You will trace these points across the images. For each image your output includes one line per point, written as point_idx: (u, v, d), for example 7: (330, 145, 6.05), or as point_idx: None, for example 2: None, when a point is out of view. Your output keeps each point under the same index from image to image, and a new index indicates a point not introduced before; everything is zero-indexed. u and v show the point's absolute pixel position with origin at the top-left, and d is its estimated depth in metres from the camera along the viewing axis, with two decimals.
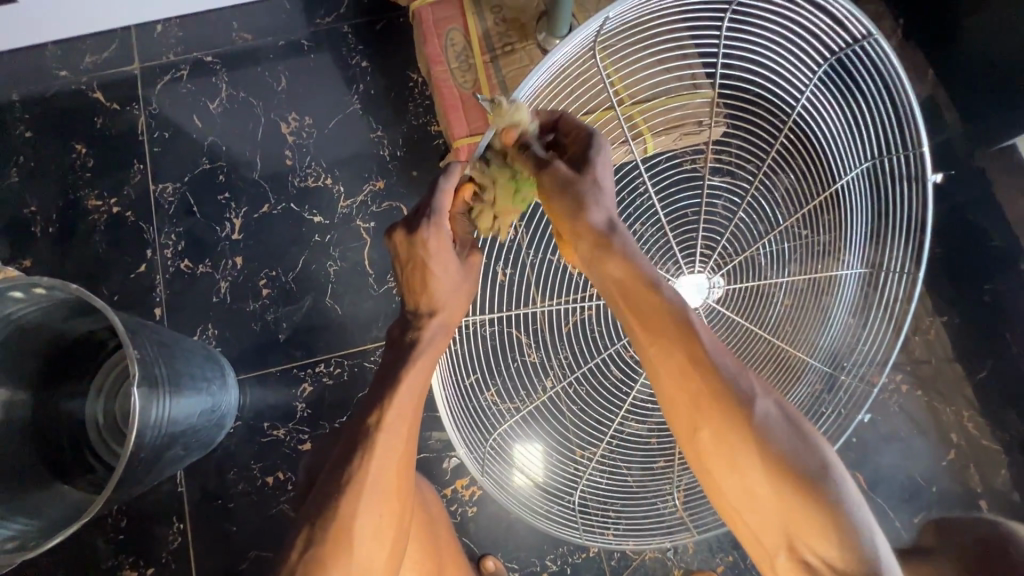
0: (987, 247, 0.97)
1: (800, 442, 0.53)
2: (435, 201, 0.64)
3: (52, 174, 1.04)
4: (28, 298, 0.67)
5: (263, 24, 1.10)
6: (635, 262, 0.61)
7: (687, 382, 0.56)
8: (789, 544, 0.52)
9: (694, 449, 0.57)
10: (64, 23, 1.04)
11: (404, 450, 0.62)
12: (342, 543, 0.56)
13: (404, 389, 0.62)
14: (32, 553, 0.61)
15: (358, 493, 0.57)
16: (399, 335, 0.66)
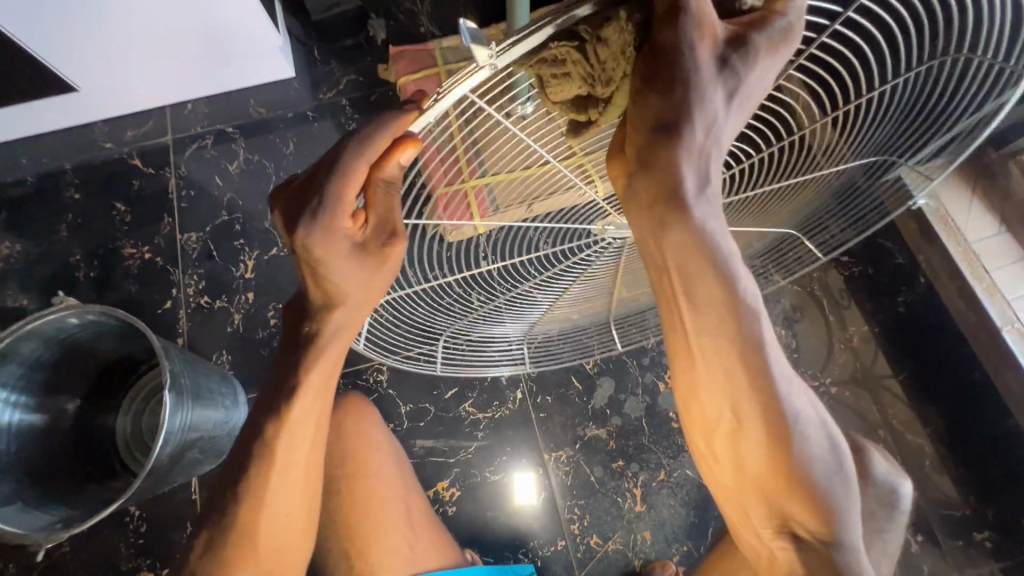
0: (893, 264, 1.13)
1: (818, 445, 0.60)
2: (327, 187, 0.50)
3: (96, 228, 1.23)
4: (82, 323, 0.85)
5: (275, 100, 1.31)
6: (705, 240, 0.53)
7: (733, 393, 0.58)
8: (779, 519, 0.62)
9: (714, 432, 0.62)
10: (112, 105, 1.26)
11: (312, 445, 0.66)
12: (247, 545, 0.63)
13: (311, 385, 0.62)
14: (58, 534, 0.75)
15: (262, 503, 0.63)
16: (298, 326, 0.61)
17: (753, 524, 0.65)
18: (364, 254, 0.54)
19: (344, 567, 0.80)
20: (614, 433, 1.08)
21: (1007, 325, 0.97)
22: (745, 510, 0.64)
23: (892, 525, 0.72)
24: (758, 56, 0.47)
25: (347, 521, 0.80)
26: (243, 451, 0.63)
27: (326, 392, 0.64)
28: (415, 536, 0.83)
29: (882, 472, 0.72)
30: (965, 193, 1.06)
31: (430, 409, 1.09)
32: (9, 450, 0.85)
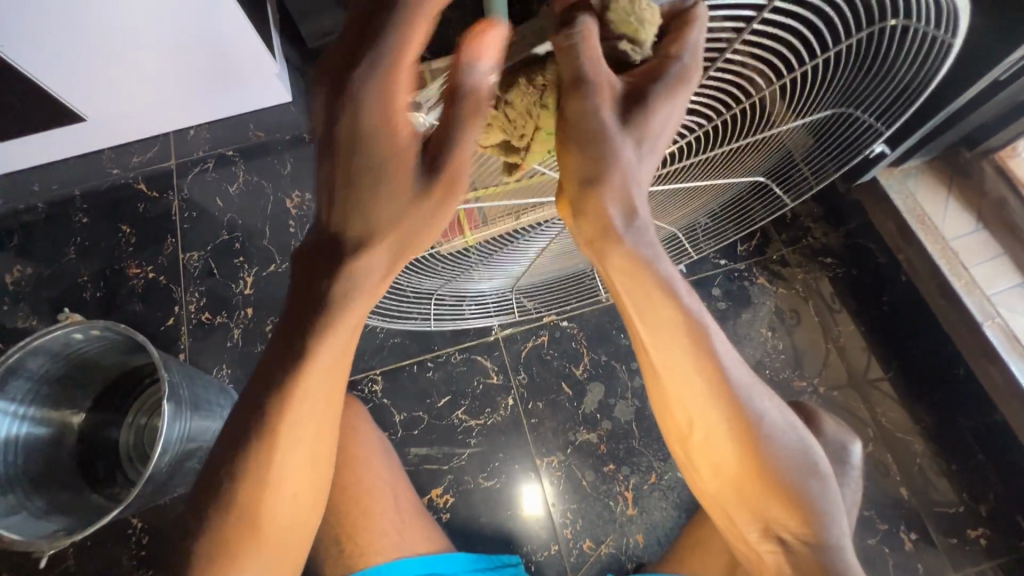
0: (875, 263, 1.16)
1: (788, 446, 0.61)
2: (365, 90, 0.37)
3: (103, 249, 1.29)
4: (87, 339, 0.89)
5: (273, 123, 1.37)
6: (644, 261, 0.58)
7: (695, 399, 0.61)
8: (761, 520, 0.62)
9: (686, 441, 0.64)
10: (118, 133, 1.32)
11: (321, 413, 0.60)
12: (256, 512, 0.61)
13: (326, 342, 0.56)
14: (57, 542, 0.77)
15: (272, 466, 0.59)
16: (314, 275, 0.53)
17: (740, 529, 0.65)
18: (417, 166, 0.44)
19: (336, 551, 0.82)
20: (605, 436, 1.10)
21: (987, 320, 0.99)
22: (729, 515, 0.65)
23: (844, 479, 0.75)
24: (658, 105, 0.49)
25: (339, 505, 0.83)
26: (250, 412, 0.58)
27: (344, 352, 0.58)
28: (404, 521, 0.86)
29: (830, 430, 0.76)
30: (941, 193, 1.08)
31: (424, 417, 1.12)
32: (18, 462, 0.88)
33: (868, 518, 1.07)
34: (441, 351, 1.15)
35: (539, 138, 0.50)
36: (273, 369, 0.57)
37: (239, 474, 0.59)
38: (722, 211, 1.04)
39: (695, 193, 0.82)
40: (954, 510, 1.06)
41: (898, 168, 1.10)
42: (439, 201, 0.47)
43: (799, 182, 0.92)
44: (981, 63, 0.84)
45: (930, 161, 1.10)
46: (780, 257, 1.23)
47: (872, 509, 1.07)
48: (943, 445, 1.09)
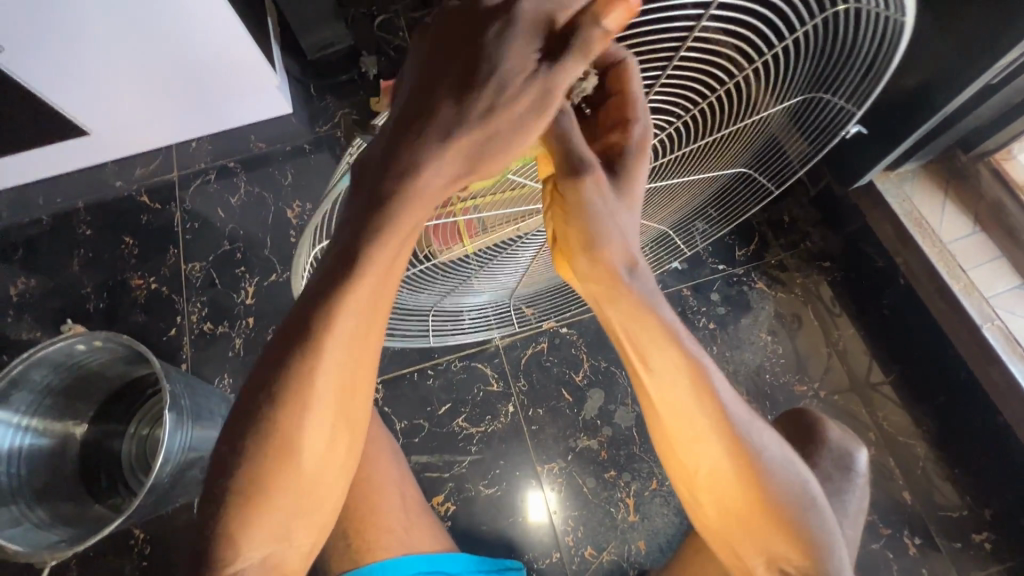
0: (873, 266, 1.16)
1: (794, 483, 0.59)
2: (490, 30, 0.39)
3: (106, 261, 1.30)
4: (90, 350, 0.90)
5: (273, 134, 1.39)
6: (647, 310, 0.55)
7: (698, 443, 0.57)
8: (766, 555, 0.61)
9: (690, 484, 0.61)
10: (121, 146, 1.33)
11: (361, 357, 0.50)
12: (290, 452, 0.49)
13: (376, 264, 0.47)
14: (58, 553, 0.78)
15: (303, 413, 0.49)
16: (381, 163, 0.44)
17: (747, 565, 0.63)
18: (512, 70, 0.40)
19: (343, 545, 0.80)
20: (606, 443, 1.10)
21: (987, 323, 0.99)
22: (737, 553, 0.63)
23: (851, 486, 0.79)
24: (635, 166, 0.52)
25: (347, 502, 0.81)
26: (282, 340, 0.48)
27: (392, 283, 0.49)
28: (410, 517, 0.85)
29: (835, 437, 0.81)
30: (938, 197, 1.09)
31: (425, 424, 1.12)
32: (20, 473, 0.89)
33: (871, 522, 1.06)
34: (441, 359, 1.15)
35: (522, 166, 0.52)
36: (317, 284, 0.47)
37: (264, 421, 0.48)
38: (716, 207, 1.04)
39: (677, 193, 0.83)
40: (957, 515, 1.05)
41: (894, 171, 1.11)
42: (532, 106, 0.40)
43: (779, 168, 0.92)
44: (971, 67, 0.85)
45: (926, 165, 1.11)
46: (778, 262, 1.23)
47: (875, 513, 1.07)
48: (945, 448, 1.08)
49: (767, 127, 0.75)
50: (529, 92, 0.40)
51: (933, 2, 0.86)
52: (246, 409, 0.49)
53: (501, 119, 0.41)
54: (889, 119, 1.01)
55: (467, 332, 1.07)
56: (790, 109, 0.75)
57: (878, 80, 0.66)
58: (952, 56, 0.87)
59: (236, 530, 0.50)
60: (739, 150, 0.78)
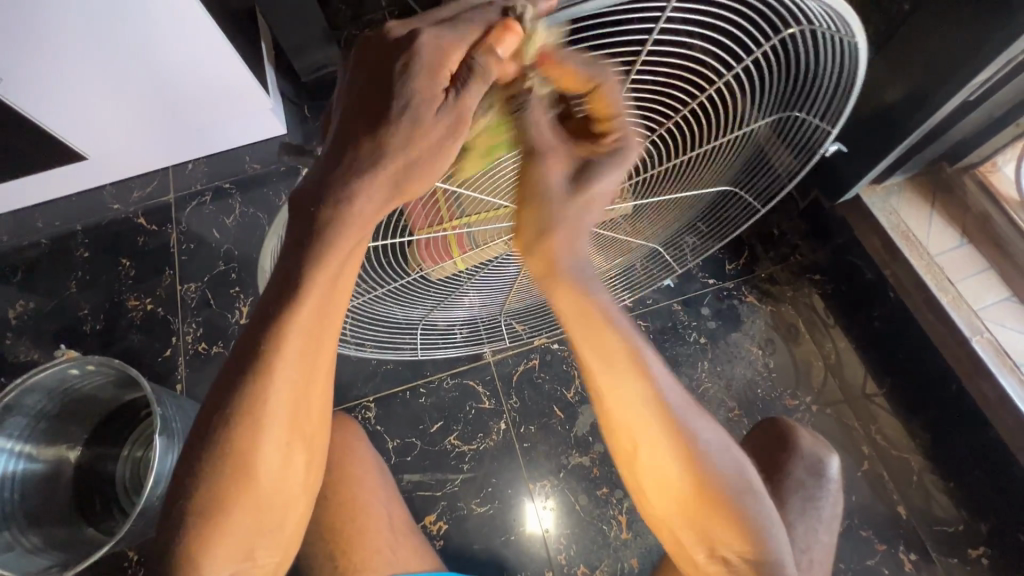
0: (863, 279, 1.16)
1: (730, 475, 0.61)
2: (400, 62, 0.44)
3: (103, 282, 1.32)
4: (83, 373, 0.92)
5: (268, 156, 1.41)
6: (591, 297, 0.57)
7: (641, 429, 0.60)
8: (706, 543, 0.63)
9: (633, 468, 0.64)
10: (119, 169, 1.36)
11: (310, 381, 0.56)
12: (244, 474, 0.55)
13: (316, 287, 0.52)
14: None
15: (259, 430, 0.54)
16: (311, 202, 0.49)
17: (688, 550, 0.65)
18: (423, 100, 0.44)
19: (330, 567, 0.80)
20: (597, 459, 1.10)
21: (976, 335, 0.99)
22: (678, 539, 0.65)
23: (825, 493, 0.79)
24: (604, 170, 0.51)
25: (331, 523, 0.82)
26: (235, 367, 0.54)
27: (338, 301, 0.55)
28: (398, 540, 0.84)
29: (806, 443, 0.81)
30: (925, 208, 1.09)
31: (417, 443, 1.12)
32: (14, 498, 0.90)
33: (866, 537, 1.06)
34: (434, 377, 1.16)
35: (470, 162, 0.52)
36: (263, 313, 0.53)
37: (224, 442, 0.54)
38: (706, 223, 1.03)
39: (664, 208, 0.83)
40: (953, 530, 1.05)
41: (880, 185, 1.11)
42: (448, 131, 0.45)
43: (762, 184, 0.91)
44: (948, 83, 0.86)
45: (914, 176, 1.11)
46: (769, 275, 1.24)
47: (868, 528, 1.07)
48: (940, 462, 1.08)
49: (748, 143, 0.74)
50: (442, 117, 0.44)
51: (910, 19, 0.87)
52: (210, 438, 0.54)
53: (415, 147, 0.45)
54: (872, 135, 1.02)
55: (458, 346, 1.08)
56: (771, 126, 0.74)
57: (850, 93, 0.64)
58: (932, 73, 0.88)
59: (207, 542, 0.55)
60: (723, 166, 0.77)
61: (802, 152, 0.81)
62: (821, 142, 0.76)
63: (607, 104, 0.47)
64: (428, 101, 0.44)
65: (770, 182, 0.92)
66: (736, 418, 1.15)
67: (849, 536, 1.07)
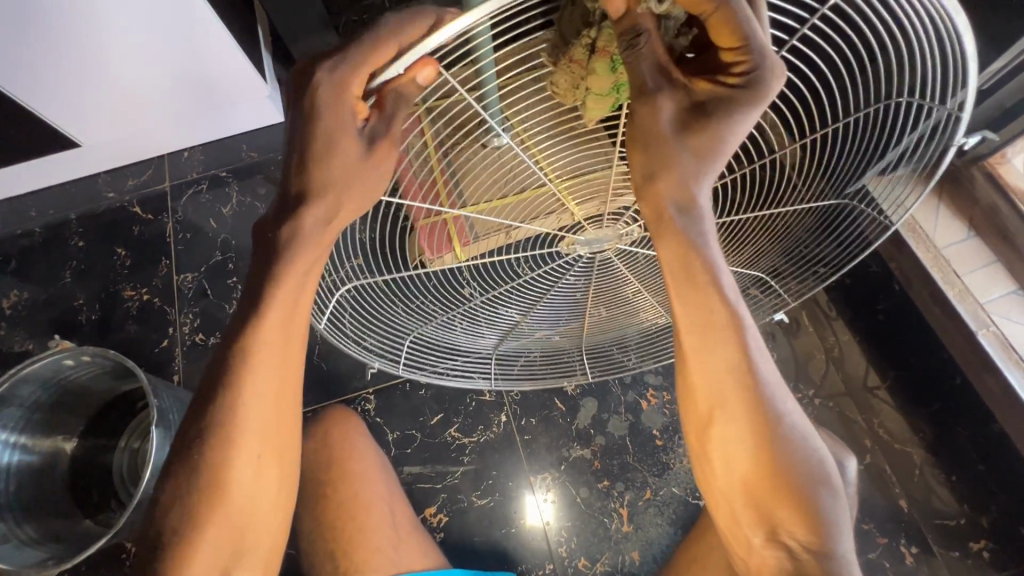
0: (868, 272, 1.14)
1: (797, 451, 0.59)
2: (306, 104, 0.47)
3: (98, 271, 1.30)
4: (78, 365, 0.90)
5: (266, 143, 1.39)
6: (699, 254, 0.58)
7: (721, 389, 0.59)
8: (767, 528, 0.60)
9: (704, 434, 0.62)
10: (114, 157, 1.34)
11: (281, 390, 0.59)
12: (214, 485, 0.56)
13: (278, 300, 0.56)
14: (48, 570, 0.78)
15: (231, 440, 0.56)
16: (268, 237, 0.55)
17: (744, 531, 0.62)
18: (334, 136, 0.48)
19: (330, 568, 0.80)
20: (599, 452, 1.10)
21: (982, 329, 0.98)
22: (734, 515, 0.63)
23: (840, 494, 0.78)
24: (731, 117, 0.52)
25: (333, 522, 0.82)
26: (211, 378, 0.56)
27: (299, 318, 0.58)
28: (400, 537, 0.84)
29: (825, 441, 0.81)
30: (932, 201, 1.08)
31: (418, 435, 1.11)
32: (9, 489, 0.90)
33: (867, 531, 1.06)
34: None
35: (593, 102, 0.55)
36: (234, 331, 0.56)
37: (200, 451, 0.55)
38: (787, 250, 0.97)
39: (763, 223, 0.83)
40: (955, 523, 1.04)
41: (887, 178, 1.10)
42: (365, 153, 0.50)
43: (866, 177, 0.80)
44: None
45: None
46: None
47: (869, 522, 1.07)
48: (942, 456, 1.08)
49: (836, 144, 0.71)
50: (358, 138, 0.49)
51: None
52: (195, 444, 0.56)
53: (353, 174, 0.51)
54: None
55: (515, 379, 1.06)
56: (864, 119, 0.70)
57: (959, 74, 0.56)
58: None
59: (190, 553, 0.55)
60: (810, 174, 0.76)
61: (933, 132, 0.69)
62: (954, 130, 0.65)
63: (729, 31, 0.47)
64: (349, 132, 0.48)
65: None
66: None
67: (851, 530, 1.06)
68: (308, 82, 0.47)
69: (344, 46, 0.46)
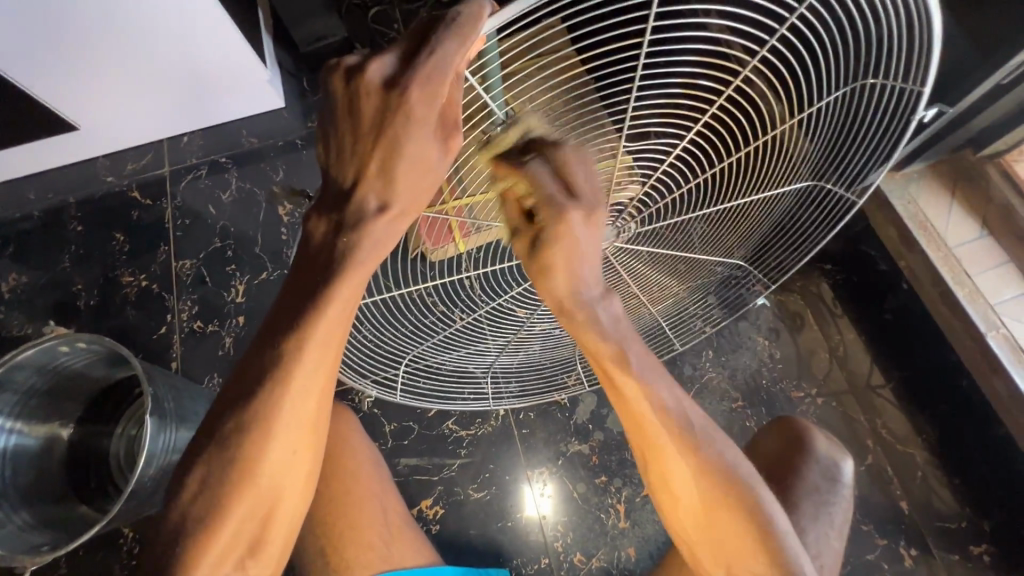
0: (876, 270, 1.12)
1: (736, 487, 0.63)
2: (374, 100, 0.48)
3: (97, 256, 1.29)
4: (74, 351, 0.90)
5: (266, 129, 1.37)
6: (603, 332, 0.63)
7: (650, 446, 0.65)
8: (724, 564, 0.66)
9: (651, 483, 0.69)
10: (113, 141, 1.32)
11: (324, 390, 0.59)
12: (248, 478, 0.57)
13: (334, 303, 0.55)
14: (43, 555, 0.79)
15: (268, 434, 0.57)
16: (329, 241, 0.55)
17: (706, 566, 0.68)
18: (408, 128, 0.49)
19: (319, 565, 0.80)
20: (597, 448, 1.10)
21: (991, 331, 0.96)
22: (696, 552, 0.68)
23: (837, 497, 0.81)
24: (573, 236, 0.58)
25: (323, 520, 0.81)
26: (250, 373, 0.57)
27: (345, 323, 0.58)
28: (392, 534, 0.84)
29: (821, 447, 0.83)
30: (945, 198, 1.05)
31: (415, 426, 1.11)
32: (6, 473, 0.90)
33: (867, 532, 1.05)
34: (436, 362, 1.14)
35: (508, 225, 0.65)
36: (280, 327, 0.56)
37: (230, 435, 0.56)
38: (782, 240, 0.95)
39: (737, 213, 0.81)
40: (955, 526, 1.03)
41: (898, 172, 1.08)
42: (442, 137, 0.51)
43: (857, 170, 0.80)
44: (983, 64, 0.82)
45: (933, 164, 1.07)
46: None
47: (869, 523, 1.06)
48: (945, 458, 1.06)
49: (803, 131, 0.70)
50: (434, 138, 0.50)
51: None
52: (218, 436, 0.56)
53: (421, 165, 0.51)
54: None
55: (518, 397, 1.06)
56: (834, 105, 0.68)
57: (927, 43, 0.56)
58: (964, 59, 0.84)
59: (208, 546, 0.56)
60: (778, 167, 0.74)
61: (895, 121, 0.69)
62: (913, 107, 0.64)
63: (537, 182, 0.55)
64: (432, 121, 0.49)
65: (851, 170, 0.80)
66: (739, 409, 1.14)
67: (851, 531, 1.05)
68: (372, 82, 0.48)
69: (416, 42, 0.47)
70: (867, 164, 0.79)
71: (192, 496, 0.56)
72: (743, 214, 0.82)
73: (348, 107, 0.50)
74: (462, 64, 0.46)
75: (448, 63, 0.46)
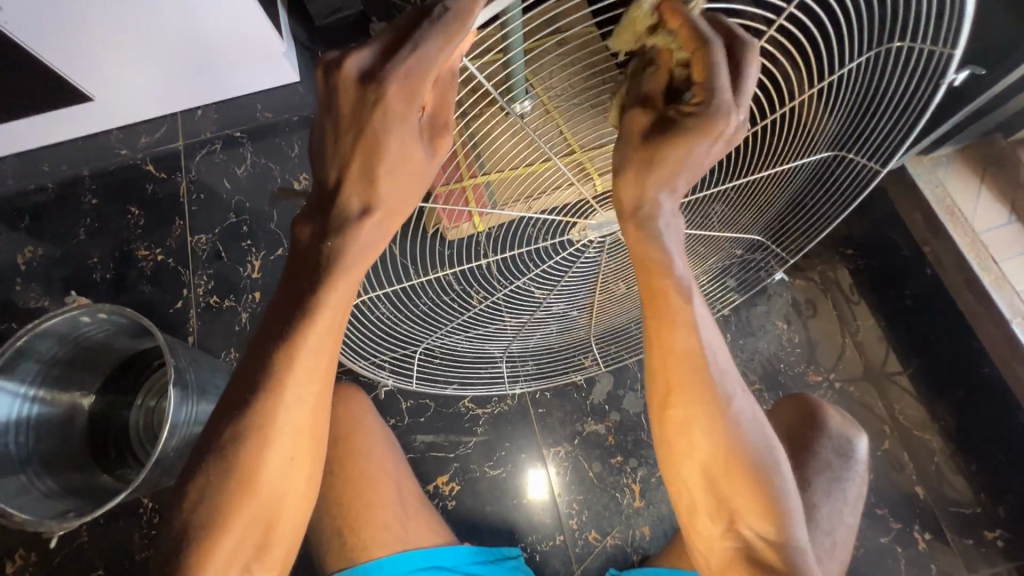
0: (899, 255, 1.11)
1: (755, 443, 0.63)
2: (345, 102, 0.48)
3: (111, 230, 1.29)
4: (95, 322, 0.90)
5: (281, 104, 1.35)
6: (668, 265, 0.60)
7: (684, 367, 0.62)
8: (724, 516, 0.63)
9: (661, 416, 0.65)
10: (126, 113, 1.30)
11: (322, 390, 0.58)
12: (251, 478, 0.56)
13: (325, 306, 0.54)
14: (68, 524, 0.80)
15: (267, 439, 0.56)
16: (315, 244, 0.54)
17: (703, 518, 0.65)
18: (390, 124, 0.47)
19: (337, 544, 0.80)
20: (613, 428, 1.10)
21: (1016, 318, 0.95)
22: (691, 500, 0.65)
23: (851, 473, 0.81)
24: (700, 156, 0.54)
25: (339, 499, 0.81)
26: (245, 380, 0.56)
27: (337, 323, 0.56)
28: (407, 515, 0.84)
29: (833, 425, 0.83)
30: (973, 183, 1.04)
31: (431, 404, 1.11)
32: (28, 443, 0.90)
33: (881, 516, 1.05)
34: None
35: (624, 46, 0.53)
36: (275, 331, 0.55)
37: (244, 419, 0.56)
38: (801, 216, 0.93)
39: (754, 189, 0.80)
40: (970, 512, 1.04)
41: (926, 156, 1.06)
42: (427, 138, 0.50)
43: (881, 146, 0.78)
44: None
45: (962, 148, 1.06)
46: None
47: (884, 507, 1.06)
48: (961, 445, 1.06)
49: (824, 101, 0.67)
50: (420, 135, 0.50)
51: None
52: (226, 426, 0.56)
53: (402, 161, 0.50)
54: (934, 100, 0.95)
55: (534, 379, 1.06)
56: (860, 73, 0.65)
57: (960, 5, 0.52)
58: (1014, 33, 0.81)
59: (222, 530, 0.56)
60: (797, 142, 0.71)
61: (924, 85, 0.66)
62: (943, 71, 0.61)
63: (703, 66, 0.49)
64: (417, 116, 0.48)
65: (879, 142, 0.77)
66: (756, 392, 1.14)
67: (865, 514, 1.06)
68: (348, 80, 0.47)
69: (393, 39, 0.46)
70: (895, 131, 0.75)
71: (218, 468, 0.56)
72: (755, 190, 0.80)
73: (327, 104, 0.49)
74: (448, 59, 0.45)
75: (426, 64, 0.44)
